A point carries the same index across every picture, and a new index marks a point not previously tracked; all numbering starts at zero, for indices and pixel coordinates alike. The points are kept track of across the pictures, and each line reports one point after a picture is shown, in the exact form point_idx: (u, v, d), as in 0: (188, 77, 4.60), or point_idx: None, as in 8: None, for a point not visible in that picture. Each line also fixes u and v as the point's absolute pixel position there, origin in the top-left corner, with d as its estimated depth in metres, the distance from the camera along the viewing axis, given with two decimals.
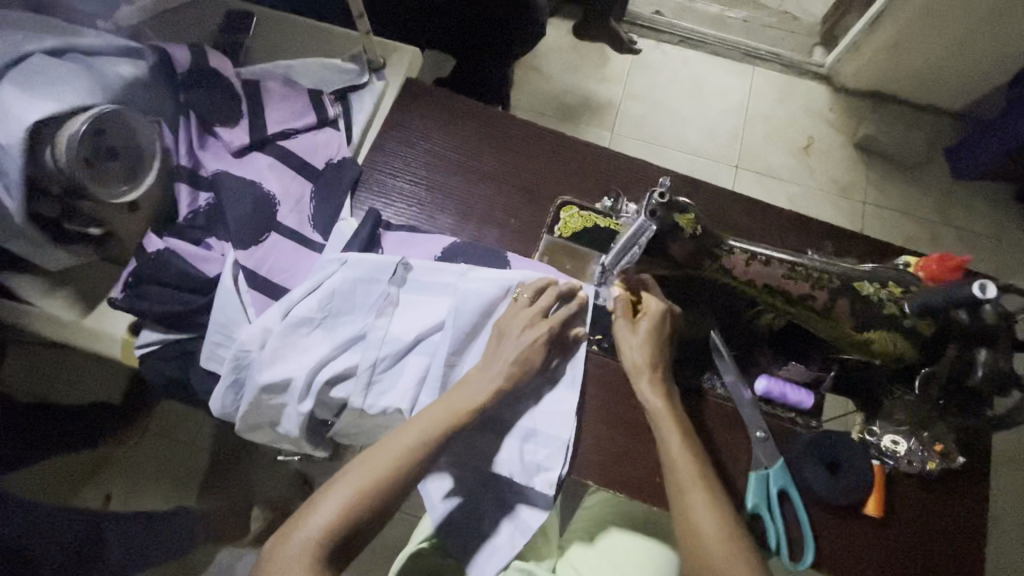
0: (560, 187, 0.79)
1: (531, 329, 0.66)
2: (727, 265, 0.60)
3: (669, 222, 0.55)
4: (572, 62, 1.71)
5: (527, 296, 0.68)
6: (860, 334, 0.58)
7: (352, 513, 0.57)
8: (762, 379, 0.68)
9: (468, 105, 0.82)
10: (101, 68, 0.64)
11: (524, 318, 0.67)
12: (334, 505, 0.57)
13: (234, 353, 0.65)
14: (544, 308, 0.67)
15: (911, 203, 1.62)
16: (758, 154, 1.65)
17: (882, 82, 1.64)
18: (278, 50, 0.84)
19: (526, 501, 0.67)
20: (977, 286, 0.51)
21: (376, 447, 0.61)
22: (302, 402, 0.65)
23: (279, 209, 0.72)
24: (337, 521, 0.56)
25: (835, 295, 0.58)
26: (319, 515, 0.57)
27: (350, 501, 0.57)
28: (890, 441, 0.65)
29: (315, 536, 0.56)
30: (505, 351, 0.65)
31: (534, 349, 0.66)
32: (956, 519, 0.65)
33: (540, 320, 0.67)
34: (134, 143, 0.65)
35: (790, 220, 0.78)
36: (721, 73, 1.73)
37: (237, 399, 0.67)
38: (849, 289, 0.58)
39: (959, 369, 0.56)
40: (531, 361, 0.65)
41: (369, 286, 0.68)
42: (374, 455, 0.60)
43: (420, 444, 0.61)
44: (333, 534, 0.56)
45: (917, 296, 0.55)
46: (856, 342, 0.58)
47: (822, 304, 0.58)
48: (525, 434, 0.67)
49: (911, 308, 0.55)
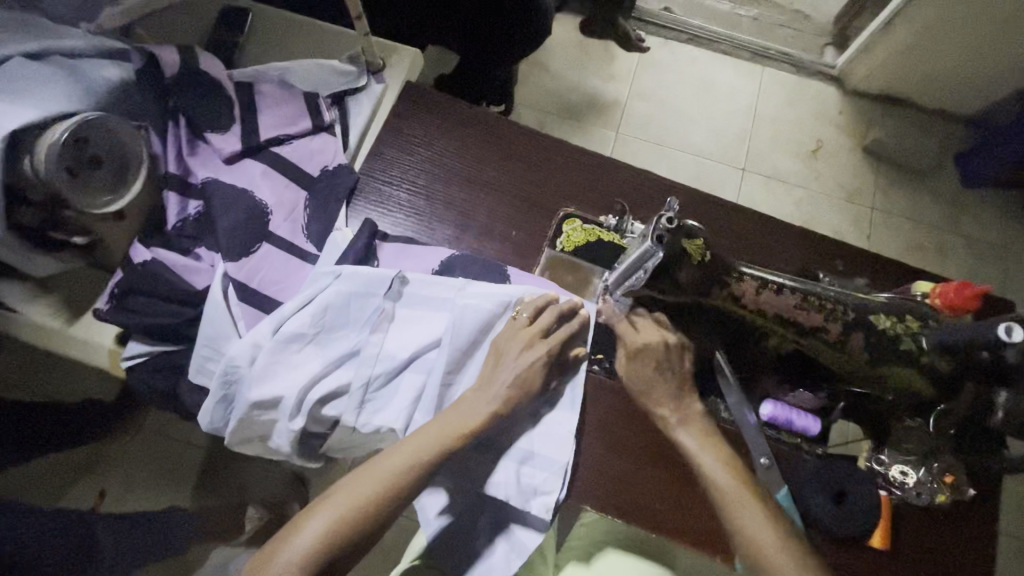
0: (562, 199, 0.77)
1: (530, 350, 0.64)
2: (737, 293, 0.58)
3: (677, 248, 0.53)
4: (577, 59, 1.68)
5: (526, 315, 0.65)
6: (875, 368, 0.57)
7: (338, 533, 0.55)
8: (768, 404, 0.66)
9: (468, 111, 0.79)
10: (84, 71, 0.63)
11: (521, 339, 0.64)
12: (316, 529, 0.54)
13: (222, 369, 0.63)
14: (544, 328, 0.65)
15: (919, 209, 1.58)
16: (765, 157, 1.61)
17: (894, 85, 1.60)
18: (273, 50, 0.81)
19: (522, 525, 0.65)
20: (1003, 328, 0.50)
21: (364, 468, 0.58)
22: (293, 420, 0.63)
23: (271, 218, 0.69)
24: (318, 546, 0.54)
25: (850, 329, 0.57)
26: (300, 538, 0.54)
27: (334, 524, 0.55)
28: (898, 471, 0.63)
29: (297, 559, 0.53)
30: (503, 371, 0.63)
31: (532, 369, 0.63)
32: (964, 552, 0.63)
33: (540, 339, 0.65)
34: (120, 149, 0.62)
35: (799, 237, 0.75)
36: (730, 74, 1.69)
37: (228, 415, 0.65)
38: (864, 323, 0.56)
39: (979, 407, 0.57)
40: (530, 382, 0.63)
41: (364, 302, 0.66)
42: (361, 474, 0.58)
43: (409, 469, 0.58)
44: (317, 556, 0.53)
45: (937, 331, 0.55)
46: (870, 377, 0.57)
47: (835, 337, 0.57)
48: (523, 456, 0.64)
49: (931, 344, 0.54)
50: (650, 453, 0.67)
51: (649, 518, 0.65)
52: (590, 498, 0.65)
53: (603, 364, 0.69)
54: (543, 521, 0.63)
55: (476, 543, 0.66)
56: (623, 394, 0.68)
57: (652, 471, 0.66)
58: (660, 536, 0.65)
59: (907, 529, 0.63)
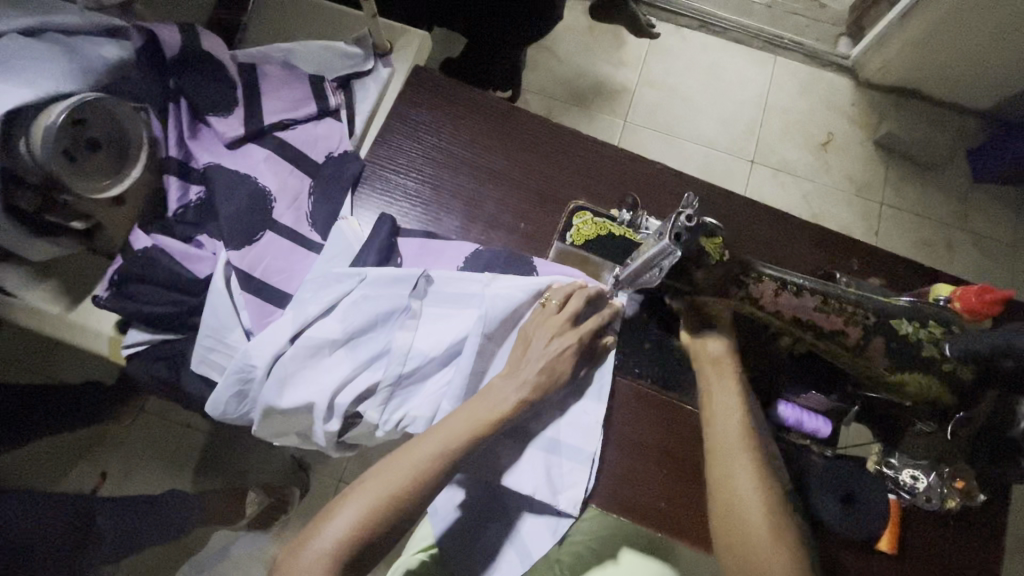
0: (574, 190, 0.75)
1: (560, 337, 0.63)
2: (755, 293, 0.56)
3: (695, 246, 0.51)
4: (586, 44, 1.64)
5: (557, 302, 0.64)
6: (893, 376, 0.55)
7: (374, 521, 0.53)
8: (782, 407, 0.64)
9: (480, 98, 0.77)
10: (81, 49, 0.59)
11: (553, 325, 0.63)
12: (350, 516, 0.53)
13: (238, 367, 0.62)
14: (573, 313, 0.64)
15: (928, 205, 1.56)
16: (775, 149, 1.59)
17: (910, 78, 1.56)
18: (277, 30, 0.79)
19: (539, 520, 0.65)
20: None
21: (399, 453, 0.57)
22: (327, 422, 0.62)
23: (275, 206, 0.68)
24: (352, 534, 0.52)
25: (870, 334, 0.55)
26: (333, 526, 0.52)
27: (370, 510, 0.53)
28: (908, 476, 0.61)
29: (330, 547, 0.52)
30: (531, 360, 0.62)
31: (562, 358, 0.62)
32: (973, 556, 0.63)
33: (569, 327, 0.63)
34: (118, 131, 0.60)
35: (813, 234, 0.74)
36: (742, 62, 1.66)
37: (245, 409, 0.65)
38: (886, 327, 0.55)
39: (1001, 418, 0.52)
40: (554, 371, 0.62)
41: (391, 301, 0.64)
42: (394, 462, 0.56)
43: (441, 454, 0.56)
44: (350, 544, 0.52)
45: (961, 340, 0.53)
46: (888, 383, 0.56)
47: (854, 341, 0.56)
48: (550, 446, 0.64)
49: (952, 352, 0.53)
50: (672, 455, 0.66)
51: (670, 522, 0.64)
52: (609, 502, 0.64)
53: (621, 357, 0.68)
54: (569, 515, 0.63)
55: (493, 536, 0.65)
56: (642, 396, 0.68)
57: (670, 474, 0.65)
58: (680, 541, 0.64)
59: (913, 533, 0.63)
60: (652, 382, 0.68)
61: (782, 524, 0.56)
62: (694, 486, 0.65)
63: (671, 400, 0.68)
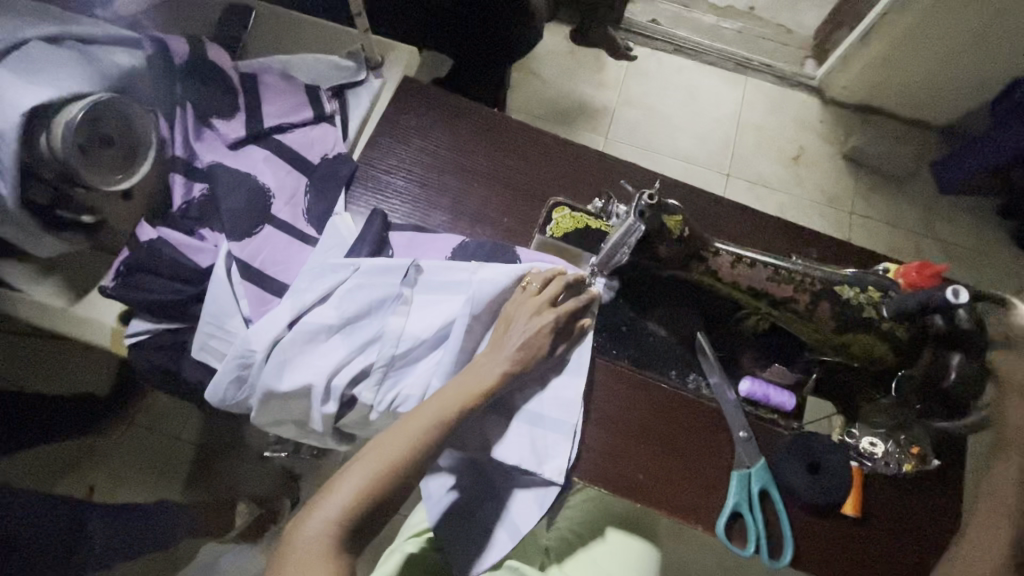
0: (554, 188, 0.81)
1: (539, 316, 0.67)
2: (713, 266, 0.64)
3: (658, 222, 0.59)
4: (568, 66, 1.73)
5: (536, 285, 0.69)
6: (841, 336, 0.63)
7: (374, 491, 0.55)
8: (746, 380, 0.71)
9: (466, 106, 0.84)
10: (99, 56, 0.65)
11: (533, 305, 0.68)
12: (352, 486, 0.55)
13: (237, 352, 0.66)
14: (552, 296, 0.68)
15: (896, 214, 1.65)
16: (749, 163, 1.67)
17: (872, 95, 1.67)
18: (277, 47, 0.85)
19: (529, 495, 0.67)
20: (950, 291, 0.55)
21: (395, 427, 0.60)
22: (325, 404, 0.66)
23: (274, 202, 0.72)
24: (355, 502, 0.54)
25: (817, 299, 0.63)
26: (336, 496, 0.55)
27: (371, 479, 0.56)
28: (867, 443, 0.66)
29: (333, 516, 0.53)
30: (512, 336, 0.66)
31: (540, 334, 0.67)
32: (933, 520, 0.67)
33: (547, 307, 0.68)
34: (131, 132, 0.65)
35: (775, 226, 0.80)
36: (715, 82, 1.76)
37: (243, 395, 0.67)
38: (831, 293, 0.62)
39: (934, 371, 0.60)
40: (536, 346, 0.67)
41: (384, 289, 0.69)
42: (392, 435, 0.59)
43: (435, 425, 0.60)
44: (353, 513, 0.54)
45: (894, 301, 0.60)
46: (838, 344, 0.64)
47: (804, 307, 0.63)
48: (533, 418, 0.68)
49: (888, 312, 0.60)
50: (653, 432, 0.70)
51: (648, 496, 0.67)
52: (593, 474, 0.67)
53: (600, 340, 0.73)
54: (555, 484, 0.66)
55: (481, 510, 0.68)
56: (621, 375, 0.72)
57: (650, 449, 0.69)
58: (659, 512, 0.67)
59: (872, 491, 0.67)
60: (630, 362, 0.72)
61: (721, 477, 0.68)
62: (669, 460, 0.69)
63: (648, 380, 0.72)
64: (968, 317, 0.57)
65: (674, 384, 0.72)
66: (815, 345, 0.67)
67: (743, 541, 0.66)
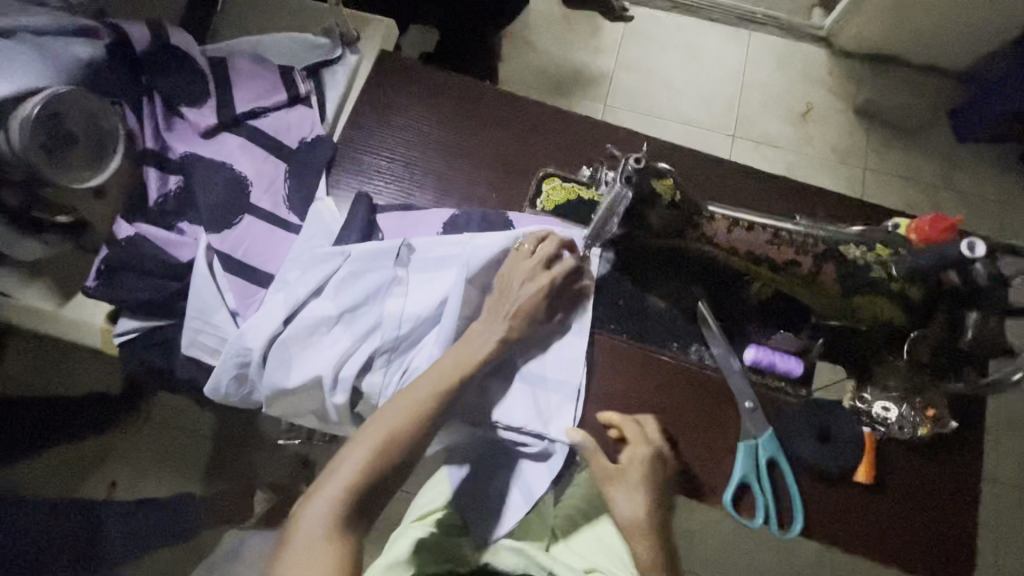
0: (543, 159, 0.77)
1: (532, 281, 0.66)
2: (708, 233, 0.60)
3: (647, 186, 0.55)
4: (562, 32, 1.66)
5: (530, 247, 0.67)
6: (848, 299, 0.59)
7: (379, 462, 0.54)
8: (750, 348, 0.68)
9: (445, 78, 0.80)
10: (54, 48, 0.62)
11: (526, 269, 0.66)
12: (357, 458, 0.54)
13: (236, 353, 0.65)
14: (546, 256, 0.67)
15: (912, 167, 1.58)
16: (755, 123, 1.60)
17: (885, 43, 1.58)
18: (250, 28, 0.82)
19: (538, 464, 0.67)
20: (966, 245, 0.52)
21: (391, 402, 0.58)
22: (335, 395, 0.65)
23: (252, 190, 0.70)
24: (363, 472, 0.53)
25: (820, 261, 0.59)
26: (341, 471, 0.53)
27: (372, 453, 0.55)
28: (880, 407, 0.63)
29: (339, 493, 0.52)
30: (509, 301, 0.65)
31: (535, 299, 0.65)
32: (955, 483, 0.65)
33: (540, 272, 0.66)
34: (95, 125, 0.63)
35: (777, 186, 0.76)
36: (716, 39, 1.68)
37: (246, 392, 0.67)
38: (835, 253, 0.59)
39: (948, 330, 0.57)
40: (532, 311, 0.66)
41: (379, 273, 0.67)
42: (391, 407, 0.58)
43: (433, 398, 0.59)
44: (359, 486, 0.53)
45: (905, 260, 0.56)
46: (845, 308, 0.59)
47: (807, 270, 0.59)
48: (536, 379, 0.67)
49: (899, 271, 0.57)
50: (655, 409, 0.68)
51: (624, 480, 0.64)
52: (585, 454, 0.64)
53: (598, 315, 0.70)
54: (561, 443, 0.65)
55: (483, 488, 0.67)
56: (620, 350, 0.69)
57: (653, 421, 0.67)
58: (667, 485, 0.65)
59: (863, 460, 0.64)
60: (627, 336, 0.70)
61: (724, 441, 0.67)
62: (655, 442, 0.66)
63: (648, 353, 0.69)
64: (984, 271, 0.53)
65: (677, 356, 0.69)
66: (815, 308, 0.62)
67: (751, 512, 0.65)
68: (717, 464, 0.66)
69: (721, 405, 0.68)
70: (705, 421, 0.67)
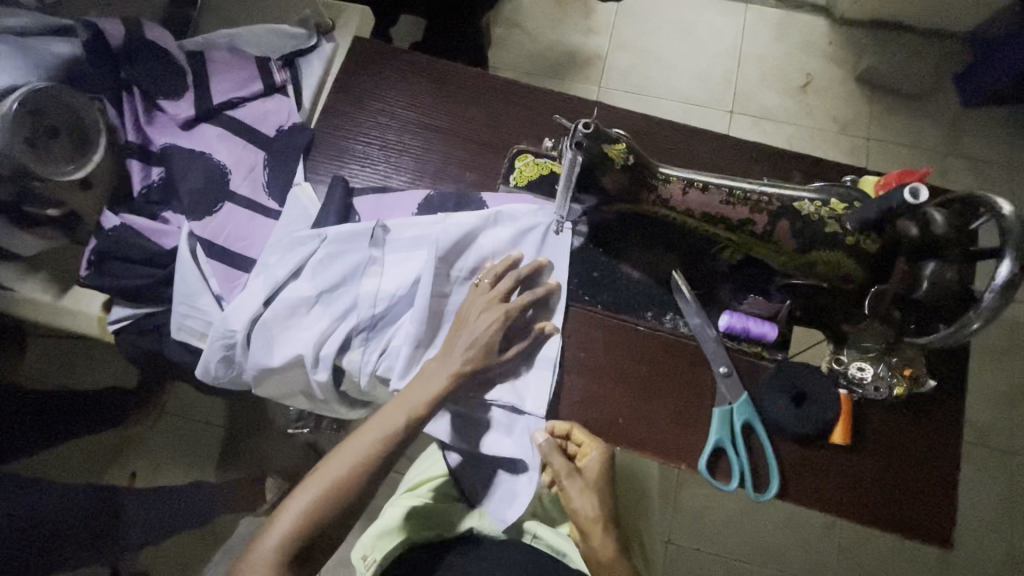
0: (516, 137, 0.78)
1: (490, 313, 0.65)
2: (664, 195, 0.61)
3: (597, 150, 0.56)
4: (554, 15, 1.65)
5: (488, 281, 0.67)
6: (803, 256, 0.60)
7: (316, 518, 0.57)
8: (725, 315, 0.68)
9: (419, 60, 0.80)
10: (35, 47, 0.68)
11: (481, 303, 0.66)
12: (293, 516, 0.56)
13: (221, 336, 0.68)
14: (503, 292, 0.66)
15: (917, 134, 1.54)
16: (753, 97, 1.58)
17: (886, 8, 1.53)
18: (230, 23, 0.84)
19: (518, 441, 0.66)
20: (908, 192, 0.52)
21: (337, 451, 0.60)
22: (316, 373, 0.67)
23: (230, 177, 0.73)
24: (298, 528, 0.56)
25: (774, 219, 0.59)
26: (281, 521, 0.56)
27: (314, 504, 0.57)
28: (856, 368, 0.62)
29: (275, 544, 0.55)
30: (463, 335, 0.64)
31: (489, 331, 0.64)
32: (932, 440, 0.65)
33: (498, 302, 0.66)
34: (75, 119, 0.67)
35: (754, 153, 0.75)
36: (711, 14, 1.65)
37: (234, 372, 0.70)
38: (789, 210, 0.59)
39: (907, 283, 0.57)
40: (490, 344, 0.64)
41: (355, 255, 0.69)
42: (336, 459, 0.59)
43: None
44: (296, 539, 0.56)
45: (857, 212, 0.57)
46: (800, 263, 0.61)
47: (762, 228, 0.60)
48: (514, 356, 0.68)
49: (851, 225, 0.57)
50: (629, 376, 0.68)
51: (585, 481, 0.70)
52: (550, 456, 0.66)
53: (572, 287, 0.71)
54: (537, 416, 0.66)
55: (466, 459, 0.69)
56: (596, 321, 0.70)
57: (626, 391, 0.68)
58: (639, 453, 0.66)
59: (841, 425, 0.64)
60: (602, 306, 0.70)
61: (696, 413, 0.67)
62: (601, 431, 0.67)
63: (624, 324, 0.70)
64: (944, 223, 0.54)
65: (651, 326, 0.70)
66: (782, 269, 0.63)
67: (727, 477, 0.65)
68: (689, 437, 0.66)
69: (692, 377, 0.68)
70: (674, 392, 0.68)
